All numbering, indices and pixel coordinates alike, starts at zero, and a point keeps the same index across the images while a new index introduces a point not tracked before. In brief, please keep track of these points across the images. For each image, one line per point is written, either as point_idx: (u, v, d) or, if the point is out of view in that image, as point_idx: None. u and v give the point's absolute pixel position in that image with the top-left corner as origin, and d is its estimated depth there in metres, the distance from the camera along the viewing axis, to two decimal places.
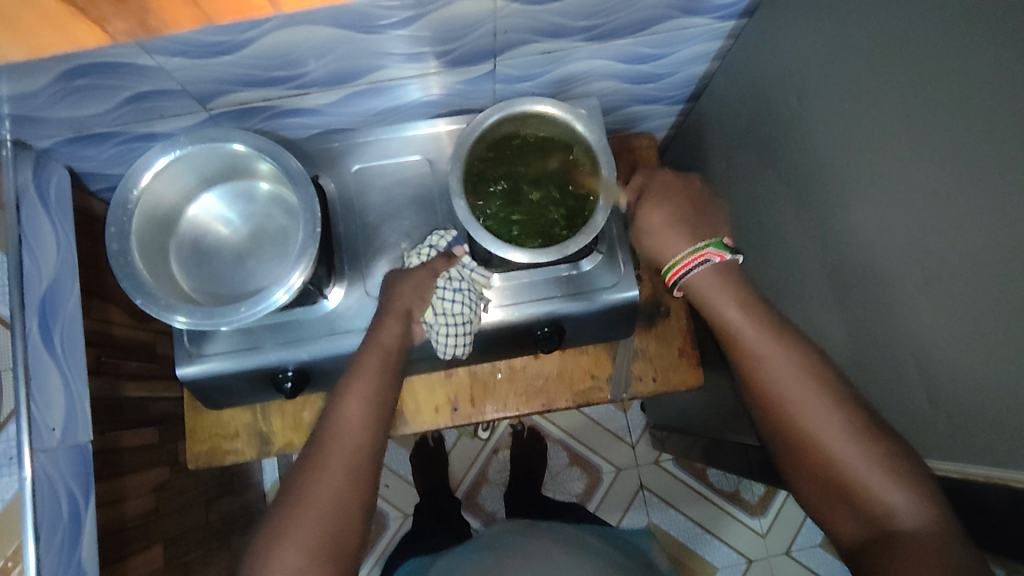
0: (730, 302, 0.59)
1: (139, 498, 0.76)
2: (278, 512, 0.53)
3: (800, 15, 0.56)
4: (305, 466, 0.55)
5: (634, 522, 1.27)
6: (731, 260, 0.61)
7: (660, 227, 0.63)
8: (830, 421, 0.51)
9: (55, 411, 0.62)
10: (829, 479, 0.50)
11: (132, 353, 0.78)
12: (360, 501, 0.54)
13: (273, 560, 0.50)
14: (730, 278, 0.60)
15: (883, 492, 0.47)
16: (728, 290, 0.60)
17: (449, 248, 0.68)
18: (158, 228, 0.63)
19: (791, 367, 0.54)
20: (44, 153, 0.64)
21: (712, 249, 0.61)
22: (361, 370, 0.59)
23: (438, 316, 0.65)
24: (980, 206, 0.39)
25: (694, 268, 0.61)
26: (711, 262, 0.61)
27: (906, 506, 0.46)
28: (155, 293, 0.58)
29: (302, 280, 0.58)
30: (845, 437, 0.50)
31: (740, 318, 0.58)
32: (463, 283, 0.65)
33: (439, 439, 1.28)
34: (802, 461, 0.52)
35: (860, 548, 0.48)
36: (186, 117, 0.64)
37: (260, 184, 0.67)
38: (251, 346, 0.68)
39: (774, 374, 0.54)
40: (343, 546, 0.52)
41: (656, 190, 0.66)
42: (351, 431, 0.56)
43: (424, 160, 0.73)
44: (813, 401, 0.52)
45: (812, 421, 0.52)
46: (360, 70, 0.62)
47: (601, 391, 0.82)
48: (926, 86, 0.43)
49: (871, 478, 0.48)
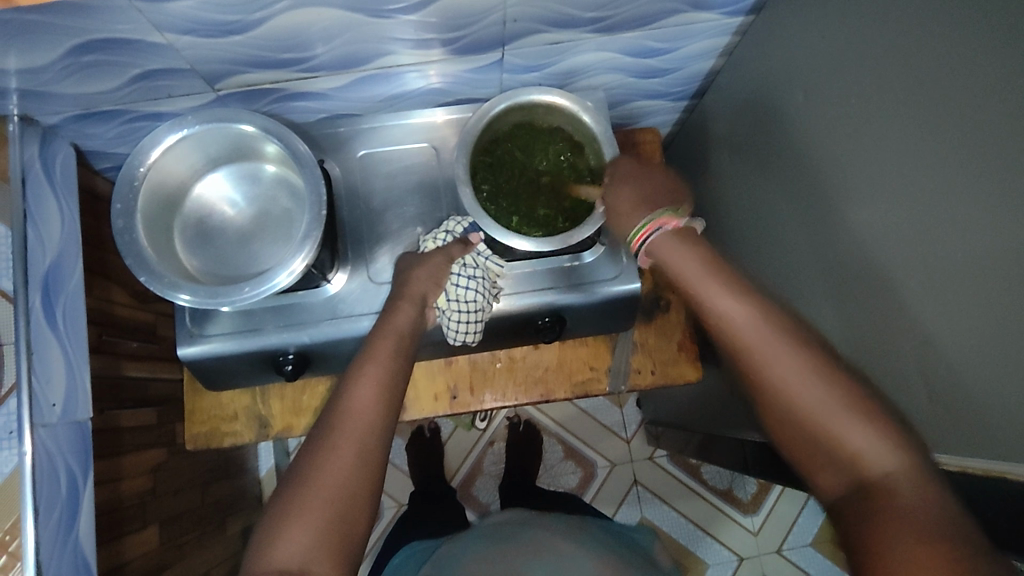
0: (688, 259, 0.57)
1: (136, 478, 0.76)
2: (285, 493, 0.53)
3: (805, 13, 0.57)
4: (314, 447, 0.55)
5: (628, 516, 1.28)
6: (689, 225, 0.60)
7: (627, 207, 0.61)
8: (795, 372, 0.49)
9: (56, 387, 0.62)
10: (793, 423, 0.48)
11: (133, 333, 0.78)
12: (370, 487, 0.54)
13: (279, 541, 0.50)
14: (691, 241, 0.59)
15: (845, 437, 0.46)
16: (687, 247, 0.58)
17: (466, 234, 0.69)
18: (163, 206, 0.63)
19: (746, 315, 0.53)
20: (50, 129, 0.64)
21: (665, 215, 0.59)
22: (374, 356, 0.60)
23: (451, 302, 0.66)
24: (978, 205, 0.40)
25: (651, 237, 0.59)
26: (666, 228, 0.59)
27: (875, 453, 0.44)
28: (159, 271, 0.58)
29: (305, 264, 0.58)
30: (814, 387, 0.48)
31: (697, 265, 0.57)
32: (477, 270, 0.67)
33: (435, 430, 1.29)
34: (771, 413, 0.50)
35: (839, 500, 0.45)
36: (194, 98, 0.64)
37: (266, 167, 0.67)
38: (253, 328, 0.69)
39: (732, 325, 0.53)
40: (350, 532, 0.52)
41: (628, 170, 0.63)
42: (361, 414, 0.56)
43: (430, 148, 0.73)
44: (773, 346, 0.51)
45: (782, 374, 0.49)
46: (368, 55, 0.62)
47: (599, 382, 0.82)
48: (928, 85, 0.43)
49: (837, 422, 0.46)
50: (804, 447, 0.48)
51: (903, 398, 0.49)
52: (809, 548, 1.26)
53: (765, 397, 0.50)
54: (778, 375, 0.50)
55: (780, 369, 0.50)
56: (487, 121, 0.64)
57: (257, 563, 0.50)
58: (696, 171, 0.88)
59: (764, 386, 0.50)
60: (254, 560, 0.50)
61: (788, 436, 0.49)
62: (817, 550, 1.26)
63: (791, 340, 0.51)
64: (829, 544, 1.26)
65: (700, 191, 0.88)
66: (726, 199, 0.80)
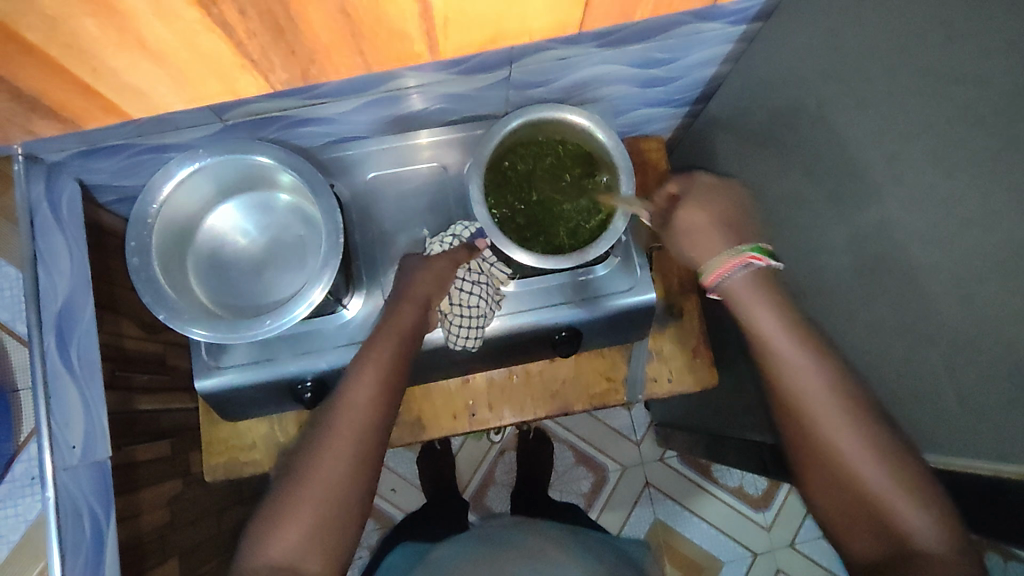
0: (760, 309, 0.58)
1: (155, 511, 0.75)
2: (282, 491, 0.56)
3: (813, 21, 0.57)
4: (312, 444, 0.57)
5: (642, 518, 1.28)
6: (772, 267, 0.59)
7: (704, 232, 0.60)
8: (859, 448, 0.51)
9: (76, 429, 0.61)
10: (846, 486, 0.52)
11: (144, 366, 0.76)
12: (359, 489, 0.56)
13: (275, 538, 0.53)
14: (766, 287, 0.59)
15: (895, 511, 0.49)
16: (763, 297, 0.58)
17: (473, 239, 0.69)
18: (175, 241, 0.63)
19: (819, 381, 0.54)
20: (55, 166, 0.63)
21: (752, 254, 0.58)
22: (376, 355, 0.61)
23: (454, 306, 0.66)
24: (1005, 213, 0.40)
25: (732, 274, 0.58)
26: (751, 266, 0.58)
27: (923, 531, 0.48)
28: (178, 307, 0.59)
29: (324, 293, 0.58)
30: (875, 465, 0.50)
31: (766, 315, 0.57)
32: (482, 276, 0.67)
33: (447, 444, 1.27)
34: (822, 473, 0.53)
35: (873, 566, 0.49)
36: (200, 128, 0.62)
37: (279, 196, 0.67)
38: (270, 358, 0.68)
39: (798, 388, 0.54)
40: (340, 530, 0.55)
41: (701, 194, 0.61)
42: (357, 414, 0.58)
43: (438, 166, 0.73)
44: (838, 411, 0.53)
45: (842, 443, 0.52)
46: (378, 80, 0.60)
47: (616, 393, 0.82)
48: (945, 96, 0.43)
49: (895, 503, 0.49)
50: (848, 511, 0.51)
51: (925, 400, 0.49)
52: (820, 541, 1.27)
53: (818, 457, 0.53)
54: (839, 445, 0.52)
55: (841, 436, 0.52)
56: (504, 134, 0.65)
57: (253, 555, 0.54)
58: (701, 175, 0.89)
59: (819, 446, 0.53)
60: (248, 549, 0.55)
61: (831, 497, 0.53)
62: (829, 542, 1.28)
63: (857, 416, 0.52)
64: None
65: None
66: None
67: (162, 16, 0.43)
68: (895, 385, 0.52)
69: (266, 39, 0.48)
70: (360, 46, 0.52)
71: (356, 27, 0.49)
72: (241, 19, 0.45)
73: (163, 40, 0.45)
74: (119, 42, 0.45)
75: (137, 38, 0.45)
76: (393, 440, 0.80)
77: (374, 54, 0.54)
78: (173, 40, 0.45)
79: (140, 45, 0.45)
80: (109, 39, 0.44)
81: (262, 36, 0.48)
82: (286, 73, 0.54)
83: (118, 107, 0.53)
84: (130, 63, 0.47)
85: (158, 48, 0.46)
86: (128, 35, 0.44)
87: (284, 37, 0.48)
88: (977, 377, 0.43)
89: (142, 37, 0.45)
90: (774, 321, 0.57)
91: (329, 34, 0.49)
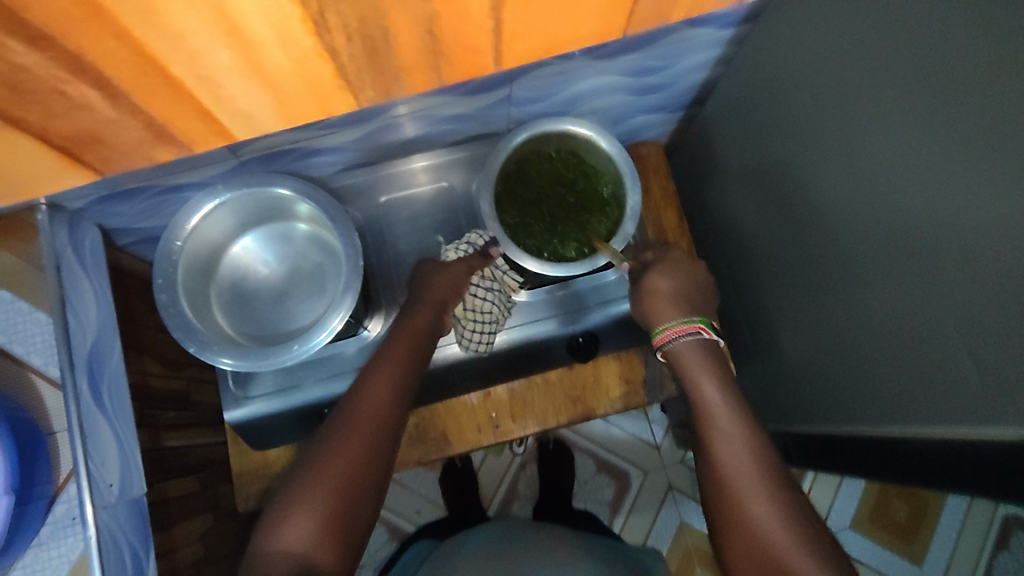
0: (702, 367, 0.67)
1: (188, 547, 0.75)
2: (297, 480, 0.55)
3: (802, 17, 0.58)
4: (328, 437, 0.57)
5: (667, 522, 1.28)
6: (717, 342, 0.69)
7: (661, 298, 0.70)
8: (768, 508, 0.56)
9: (112, 468, 0.62)
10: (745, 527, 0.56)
11: (169, 403, 0.77)
12: (372, 482, 0.56)
13: (289, 523, 0.52)
14: (711, 351, 0.68)
15: (785, 553, 0.53)
16: (706, 356, 0.67)
17: (487, 246, 0.71)
18: (200, 273, 0.66)
19: (735, 425, 0.62)
20: (77, 213, 0.64)
21: (702, 325, 0.68)
22: (393, 355, 0.63)
23: (469, 312, 0.70)
24: (1000, 185, 0.41)
25: (682, 336, 0.68)
26: (699, 335, 0.68)
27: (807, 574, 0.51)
28: (206, 340, 0.62)
29: (345, 320, 0.61)
30: (781, 529, 0.54)
31: (706, 371, 0.66)
32: (494, 283, 0.70)
33: (466, 460, 1.28)
34: (722, 516, 0.58)
35: None
36: (216, 167, 0.60)
37: (298, 226, 0.70)
38: (295, 385, 0.73)
39: (718, 432, 0.62)
40: (352, 522, 0.54)
41: (664, 265, 0.73)
42: (375, 412, 0.59)
43: (444, 185, 0.76)
44: (745, 453, 0.60)
45: (742, 483, 0.58)
46: (380, 110, 0.59)
47: (637, 395, 0.83)
48: (939, 79, 0.44)
49: (781, 537, 0.54)
50: (754, 563, 0.54)
51: (937, 376, 0.49)
52: (848, 531, 1.18)
53: (726, 503, 0.58)
54: (743, 487, 0.58)
55: (746, 479, 0.58)
56: (509, 149, 0.67)
57: (265, 542, 0.53)
58: (703, 175, 0.90)
59: (727, 486, 0.59)
60: (262, 539, 0.53)
61: (741, 553, 0.56)
62: (859, 531, 1.19)
63: (760, 457, 0.60)
64: (868, 524, 1.19)
65: (708, 195, 0.90)
66: (734, 200, 0.81)
67: (283, 45, 0.41)
68: (907, 364, 0.52)
69: (364, 62, 0.46)
70: (446, 65, 0.50)
71: (449, 47, 0.47)
72: (346, 44, 0.43)
73: (278, 66, 0.43)
74: (241, 70, 0.43)
75: (257, 67, 0.43)
76: (419, 458, 0.80)
77: (456, 68, 0.51)
78: (289, 66, 0.44)
79: (259, 74, 0.44)
80: (234, 67, 0.42)
81: (360, 57, 0.45)
82: (373, 92, 0.51)
83: (227, 131, 0.51)
84: (247, 89, 0.46)
85: (274, 74, 0.44)
86: (250, 65, 0.42)
87: (379, 58, 0.46)
88: (989, 349, 0.44)
89: (262, 66, 0.43)
90: (712, 375, 0.66)
91: (420, 57, 0.47)
